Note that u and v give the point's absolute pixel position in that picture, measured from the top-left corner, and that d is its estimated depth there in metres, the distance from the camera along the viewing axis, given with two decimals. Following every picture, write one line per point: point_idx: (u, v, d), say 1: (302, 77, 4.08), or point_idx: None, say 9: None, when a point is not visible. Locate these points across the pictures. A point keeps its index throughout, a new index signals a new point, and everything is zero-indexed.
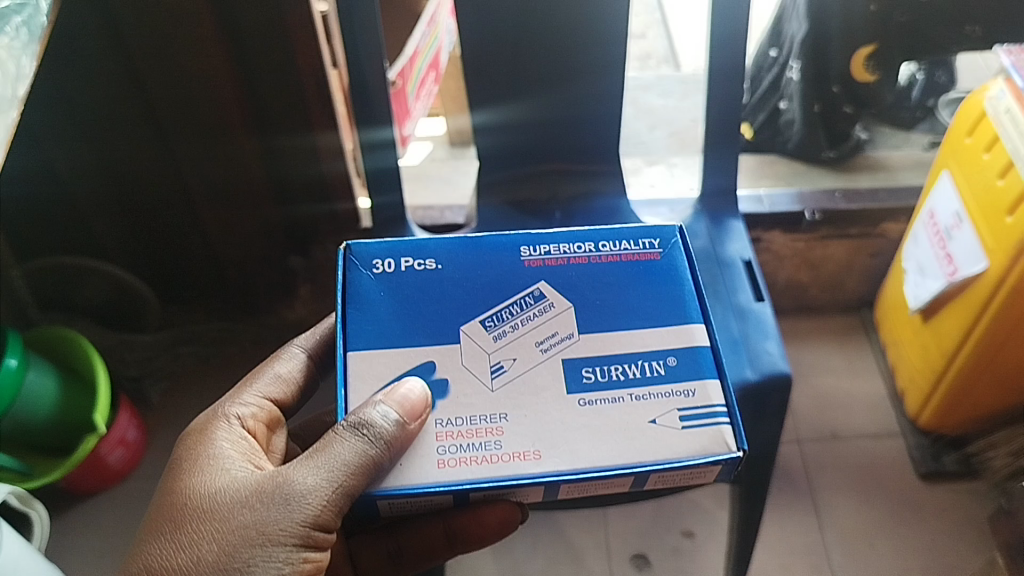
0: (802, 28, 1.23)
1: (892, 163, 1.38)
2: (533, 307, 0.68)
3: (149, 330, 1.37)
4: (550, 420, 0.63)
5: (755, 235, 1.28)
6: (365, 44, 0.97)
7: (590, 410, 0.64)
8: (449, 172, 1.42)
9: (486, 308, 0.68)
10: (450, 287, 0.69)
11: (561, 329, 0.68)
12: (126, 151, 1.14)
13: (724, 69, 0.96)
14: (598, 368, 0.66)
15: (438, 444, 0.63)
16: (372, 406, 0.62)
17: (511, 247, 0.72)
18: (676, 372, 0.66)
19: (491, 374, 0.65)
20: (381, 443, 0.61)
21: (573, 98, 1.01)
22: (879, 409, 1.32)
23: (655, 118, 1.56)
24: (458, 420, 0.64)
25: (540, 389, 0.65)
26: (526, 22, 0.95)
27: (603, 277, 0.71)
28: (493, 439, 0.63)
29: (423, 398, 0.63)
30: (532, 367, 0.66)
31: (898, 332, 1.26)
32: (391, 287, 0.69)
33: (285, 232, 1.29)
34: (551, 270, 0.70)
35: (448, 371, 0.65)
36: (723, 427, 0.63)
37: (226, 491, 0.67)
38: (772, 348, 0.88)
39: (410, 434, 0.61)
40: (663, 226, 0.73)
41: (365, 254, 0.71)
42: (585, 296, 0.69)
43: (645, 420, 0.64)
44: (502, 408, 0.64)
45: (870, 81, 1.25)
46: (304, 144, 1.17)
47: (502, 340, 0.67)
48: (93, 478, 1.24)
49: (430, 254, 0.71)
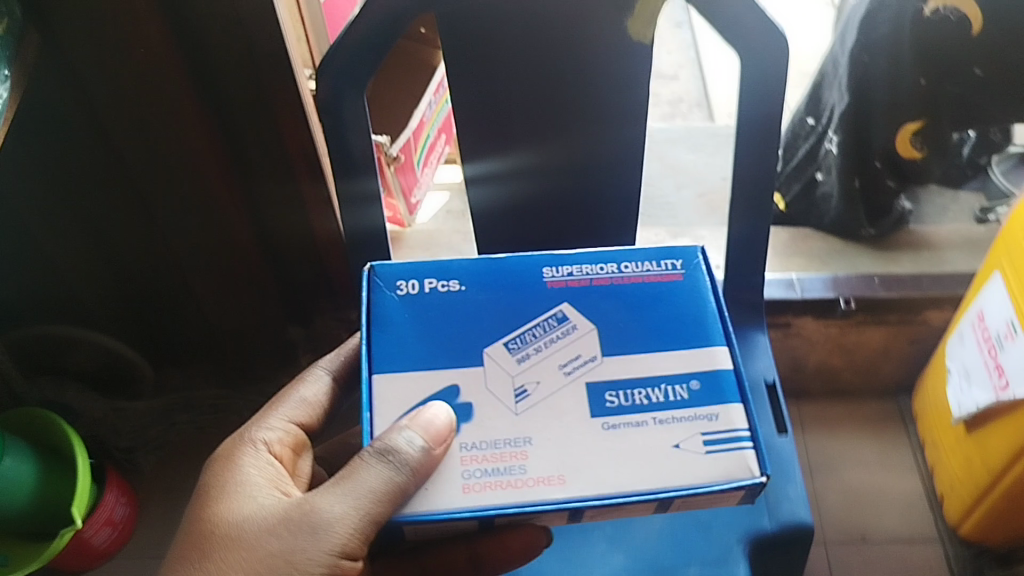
0: (842, 101, 1.11)
1: (939, 239, 1.26)
2: (554, 329, 0.61)
3: (144, 394, 1.32)
4: (575, 444, 0.56)
5: (785, 322, 1.18)
6: (357, 139, 0.81)
7: (611, 437, 0.57)
8: (460, 239, 1.31)
9: (507, 329, 0.61)
10: (476, 311, 0.62)
11: (584, 351, 0.60)
12: (112, 226, 1.07)
13: (750, 173, 0.84)
14: (624, 391, 0.58)
15: (463, 469, 0.56)
16: (397, 430, 0.55)
17: (531, 266, 0.64)
18: (702, 396, 0.58)
19: (515, 398, 0.58)
20: (409, 469, 0.54)
21: (586, 193, 0.92)
22: (913, 509, 1.22)
23: (683, 176, 1.47)
24: (483, 444, 0.56)
25: (563, 413, 0.57)
26: (530, 116, 0.86)
27: (630, 300, 0.62)
28: (518, 463, 0.55)
29: (448, 422, 0.56)
30: (557, 390, 0.58)
31: (938, 432, 1.16)
32: (412, 309, 0.62)
33: (281, 302, 1.22)
34: (575, 291, 0.62)
35: (473, 394, 0.58)
36: (747, 452, 0.56)
37: (252, 518, 0.60)
38: (794, 492, 0.79)
39: (436, 458, 0.55)
40: (687, 246, 0.64)
41: (387, 274, 0.63)
42: (612, 318, 0.61)
43: (667, 443, 0.56)
44: (526, 431, 0.57)
45: (918, 157, 1.14)
46: (298, 220, 1.09)
47: (526, 362, 0.59)
48: (76, 559, 1.19)
49: (454, 275, 0.63)
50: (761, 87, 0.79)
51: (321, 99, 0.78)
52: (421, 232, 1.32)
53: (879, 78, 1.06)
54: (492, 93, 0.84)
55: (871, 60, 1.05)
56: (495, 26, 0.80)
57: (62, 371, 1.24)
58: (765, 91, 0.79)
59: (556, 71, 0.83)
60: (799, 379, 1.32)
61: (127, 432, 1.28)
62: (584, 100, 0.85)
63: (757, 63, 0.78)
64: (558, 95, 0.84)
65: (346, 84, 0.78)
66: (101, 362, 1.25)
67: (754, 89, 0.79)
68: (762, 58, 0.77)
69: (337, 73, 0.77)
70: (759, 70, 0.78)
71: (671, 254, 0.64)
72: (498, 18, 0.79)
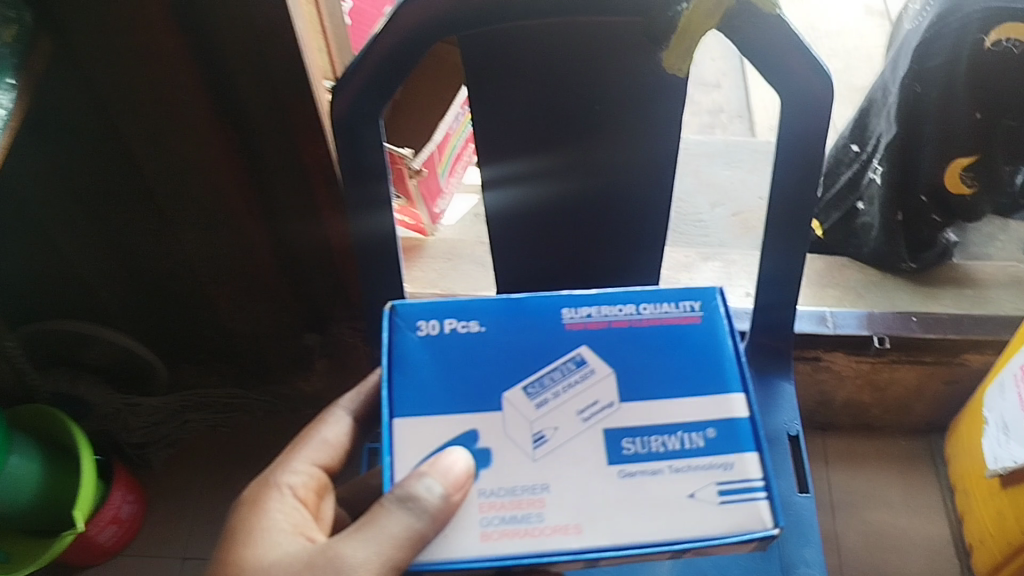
0: (890, 130, 1.06)
1: (982, 277, 1.21)
2: (572, 373, 0.57)
3: (158, 391, 1.28)
4: (593, 493, 0.53)
5: (814, 355, 1.13)
6: (370, 158, 0.78)
7: (630, 488, 0.53)
8: (482, 251, 1.27)
9: (526, 371, 0.57)
10: (492, 350, 0.58)
11: (603, 396, 0.56)
12: (124, 225, 1.04)
13: (784, 211, 0.79)
14: (643, 438, 0.55)
15: (481, 516, 0.53)
16: (415, 476, 0.52)
17: (549, 304, 0.60)
18: (720, 445, 0.55)
19: (533, 443, 0.54)
20: (429, 516, 0.51)
21: (613, 222, 0.88)
22: (939, 555, 1.16)
23: (719, 195, 1.43)
24: (500, 490, 0.53)
25: (581, 460, 0.54)
26: (556, 142, 0.82)
27: (649, 343, 0.59)
28: (535, 511, 0.53)
29: (467, 467, 0.53)
30: (573, 437, 0.54)
31: (971, 483, 1.11)
32: (430, 349, 0.58)
33: (295, 308, 1.19)
34: (595, 333, 0.59)
35: (492, 440, 0.55)
36: (760, 502, 0.53)
37: (273, 566, 0.57)
38: (810, 555, 0.76)
39: (454, 505, 0.52)
40: (704, 286, 0.61)
41: (405, 312, 0.60)
42: (632, 362, 0.58)
43: (683, 494, 0.53)
44: (544, 478, 0.54)
45: (967, 194, 1.08)
46: (313, 227, 1.05)
47: (545, 407, 0.55)
48: (79, 555, 1.16)
49: (473, 314, 0.60)
50: (804, 127, 0.74)
51: (338, 118, 0.75)
52: (444, 242, 1.29)
53: (928, 109, 1.00)
54: (513, 115, 0.80)
55: (923, 91, 0.99)
56: (519, 45, 0.75)
57: (77, 365, 1.21)
58: (807, 132, 0.74)
59: (584, 99, 0.79)
60: (827, 413, 1.27)
61: (139, 429, 1.26)
62: (614, 130, 0.81)
63: (799, 103, 0.73)
64: (586, 122, 0.81)
65: (364, 105, 0.75)
66: (111, 356, 1.21)
67: (795, 128, 0.74)
68: (807, 98, 0.72)
69: (356, 92, 0.74)
70: (802, 110, 0.73)
71: (690, 294, 0.61)
72: (526, 40, 0.75)
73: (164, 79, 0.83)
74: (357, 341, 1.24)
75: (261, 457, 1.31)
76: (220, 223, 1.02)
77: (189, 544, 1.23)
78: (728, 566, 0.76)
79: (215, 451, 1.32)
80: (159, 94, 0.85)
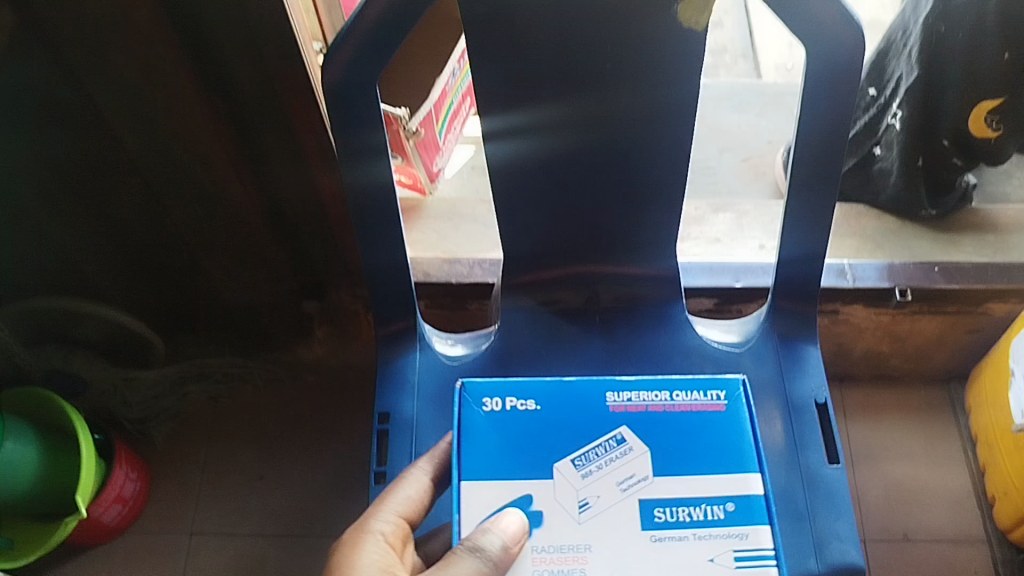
0: (912, 73, 1.02)
1: (1007, 221, 1.16)
2: (613, 451, 0.63)
3: (156, 364, 1.22)
4: (628, 552, 0.58)
5: (832, 308, 1.10)
6: (368, 126, 0.73)
7: (660, 551, 0.58)
8: (484, 209, 1.21)
9: (573, 446, 0.64)
10: (545, 430, 0.65)
11: (638, 470, 0.62)
12: (108, 196, 0.98)
13: (810, 169, 0.76)
14: (672, 508, 0.60)
15: (534, 570, 0.58)
16: (478, 532, 0.58)
17: (595, 390, 0.67)
18: (738, 519, 0.60)
19: (578, 508, 0.60)
20: (496, 566, 0.56)
21: (626, 190, 0.82)
22: (960, 507, 1.14)
23: (727, 139, 1.40)
24: (549, 548, 0.59)
25: (618, 525, 0.59)
26: (564, 105, 0.76)
27: (682, 426, 0.65)
28: (579, 568, 0.58)
29: (521, 525, 0.59)
30: (614, 505, 0.60)
31: (995, 436, 1.08)
32: (494, 424, 0.66)
33: (293, 277, 1.14)
34: (635, 416, 0.65)
35: (545, 504, 0.61)
36: (772, 571, 0.58)
37: None
38: (843, 529, 0.75)
39: (513, 557, 0.57)
40: (731, 377, 0.67)
41: (472, 389, 0.67)
42: (665, 440, 0.64)
43: (704, 557, 0.58)
44: (587, 539, 0.59)
45: (992, 138, 1.02)
46: (309, 193, 1.01)
47: (589, 479, 0.62)
48: (84, 535, 1.13)
49: (531, 394, 0.67)
50: (831, 81, 0.70)
51: (330, 88, 0.70)
52: (444, 201, 1.23)
53: (954, 50, 0.96)
54: (521, 75, 0.74)
55: (947, 30, 0.95)
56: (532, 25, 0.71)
57: (72, 341, 1.16)
58: (834, 86, 0.71)
59: (594, 57, 0.73)
60: (844, 365, 1.23)
61: (138, 404, 1.22)
62: (627, 87, 0.75)
63: (825, 55, 0.69)
64: (596, 84, 0.75)
65: (359, 72, 0.70)
66: (107, 332, 1.16)
67: (821, 83, 0.70)
68: (835, 49, 0.68)
69: (350, 58, 0.69)
70: (829, 62, 0.69)
71: (716, 384, 0.67)
72: None
73: (141, 45, 0.77)
74: (359, 307, 1.19)
75: (265, 428, 1.27)
76: (210, 189, 0.96)
77: (196, 519, 1.20)
78: None
79: (218, 423, 1.28)
80: (138, 59, 0.79)
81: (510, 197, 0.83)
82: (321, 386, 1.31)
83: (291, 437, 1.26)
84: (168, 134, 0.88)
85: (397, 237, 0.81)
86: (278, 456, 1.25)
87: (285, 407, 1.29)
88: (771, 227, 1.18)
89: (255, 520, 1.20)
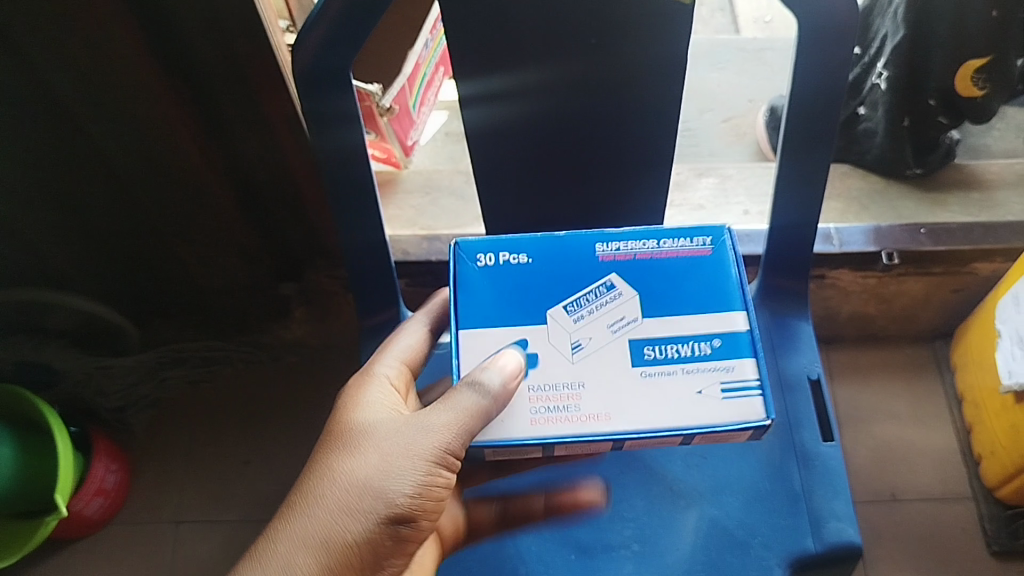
0: (897, 32, 0.99)
1: (991, 177, 1.15)
2: (604, 295, 0.61)
3: (130, 351, 1.19)
4: (619, 386, 0.57)
5: (818, 273, 1.08)
6: (344, 112, 0.70)
7: (650, 388, 0.57)
8: (462, 180, 1.17)
9: (565, 291, 0.61)
10: (537, 281, 0.62)
11: (629, 314, 0.60)
12: (69, 187, 0.94)
13: (803, 137, 0.74)
14: (662, 346, 0.59)
15: (529, 406, 0.57)
16: (476, 368, 0.56)
17: (585, 238, 0.64)
18: (726, 352, 0.58)
19: (571, 350, 0.59)
20: (495, 401, 0.55)
21: (611, 163, 0.80)
22: (947, 465, 1.15)
23: (708, 99, 1.38)
24: (544, 386, 0.58)
25: (609, 364, 0.58)
26: (548, 85, 0.74)
27: (672, 271, 0.62)
28: (573, 402, 0.57)
29: (518, 366, 0.57)
30: (605, 346, 0.59)
31: (982, 394, 1.08)
32: (487, 277, 0.62)
33: (270, 260, 1.11)
34: (626, 264, 0.62)
35: (539, 346, 0.59)
36: (759, 398, 0.56)
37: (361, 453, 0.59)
38: (839, 508, 0.74)
39: (511, 392, 0.56)
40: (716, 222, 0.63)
41: (466, 244, 0.64)
42: (656, 285, 0.61)
43: (693, 392, 0.57)
44: (580, 377, 0.58)
45: (977, 96, 1.01)
46: (282, 176, 0.97)
47: (582, 321, 0.60)
48: (66, 530, 1.10)
49: (522, 245, 0.63)
50: (823, 53, 0.69)
51: (301, 74, 0.66)
52: (420, 174, 1.19)
53: (943, 8, 0.94)
54: (501, 53, 0.71)
55: None
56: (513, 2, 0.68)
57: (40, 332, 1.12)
58: (827, 58, 0.69)
59: (576, 33, 0.70)
60: (830, 327, 1.23)
61: (115, 392, 1.20)
62: (613, 62, 0.72)
63: (817, 26, 0.67)
64: (579, 59, 0.72)
65: (332, 58, 0.66)
66: (78, 322, 1.12)
67: (812, 55, 0.69)
68: (828, 19, 0.67)
69: (319, 43, 0.65)
70: (821, 32, 0.67)
71: (702, 230, 0.64)
72: None
73: (97, 31, 0.73)
74: (338, 289, 1.17)
75: (247, 411, 1.25)
76: (177, 175, 0.92)
77: (181, 508, 1.18)
78: (754, 526, 0.75)
79: (199, 408, 1.25)
80: (95, 45, 0.74)
81: (493, 178, 0.80)
82: (302, 366, 1.28)
83: (274, 418, 1.24)
84: (131, 123, 0.84)
85: (377, 224, 0.78)
86: (261, 440, 1.23)
87: (268, 390, 1.27)
88: (755, 191, 1.16)
89: (241, 506, 1.18)
